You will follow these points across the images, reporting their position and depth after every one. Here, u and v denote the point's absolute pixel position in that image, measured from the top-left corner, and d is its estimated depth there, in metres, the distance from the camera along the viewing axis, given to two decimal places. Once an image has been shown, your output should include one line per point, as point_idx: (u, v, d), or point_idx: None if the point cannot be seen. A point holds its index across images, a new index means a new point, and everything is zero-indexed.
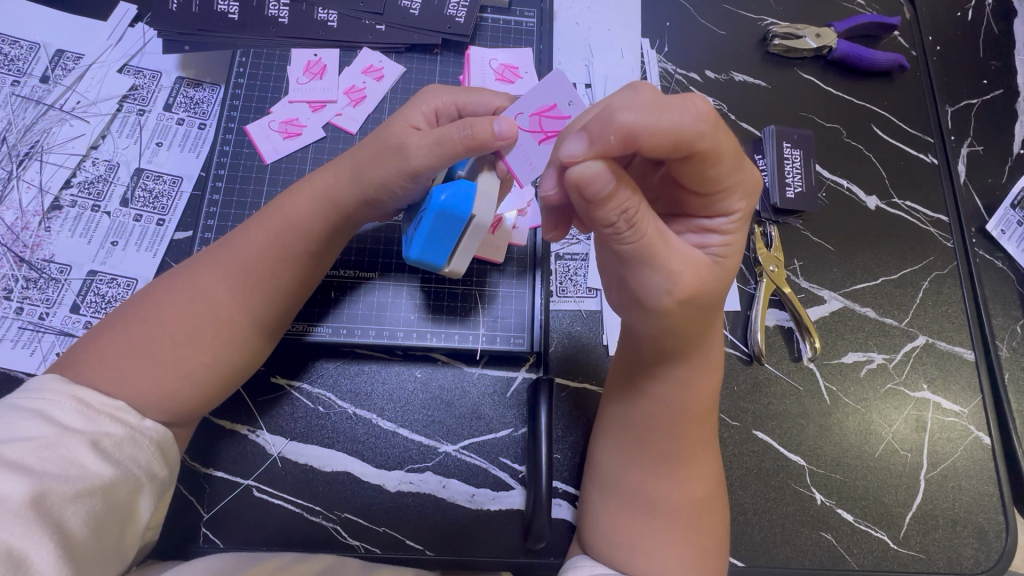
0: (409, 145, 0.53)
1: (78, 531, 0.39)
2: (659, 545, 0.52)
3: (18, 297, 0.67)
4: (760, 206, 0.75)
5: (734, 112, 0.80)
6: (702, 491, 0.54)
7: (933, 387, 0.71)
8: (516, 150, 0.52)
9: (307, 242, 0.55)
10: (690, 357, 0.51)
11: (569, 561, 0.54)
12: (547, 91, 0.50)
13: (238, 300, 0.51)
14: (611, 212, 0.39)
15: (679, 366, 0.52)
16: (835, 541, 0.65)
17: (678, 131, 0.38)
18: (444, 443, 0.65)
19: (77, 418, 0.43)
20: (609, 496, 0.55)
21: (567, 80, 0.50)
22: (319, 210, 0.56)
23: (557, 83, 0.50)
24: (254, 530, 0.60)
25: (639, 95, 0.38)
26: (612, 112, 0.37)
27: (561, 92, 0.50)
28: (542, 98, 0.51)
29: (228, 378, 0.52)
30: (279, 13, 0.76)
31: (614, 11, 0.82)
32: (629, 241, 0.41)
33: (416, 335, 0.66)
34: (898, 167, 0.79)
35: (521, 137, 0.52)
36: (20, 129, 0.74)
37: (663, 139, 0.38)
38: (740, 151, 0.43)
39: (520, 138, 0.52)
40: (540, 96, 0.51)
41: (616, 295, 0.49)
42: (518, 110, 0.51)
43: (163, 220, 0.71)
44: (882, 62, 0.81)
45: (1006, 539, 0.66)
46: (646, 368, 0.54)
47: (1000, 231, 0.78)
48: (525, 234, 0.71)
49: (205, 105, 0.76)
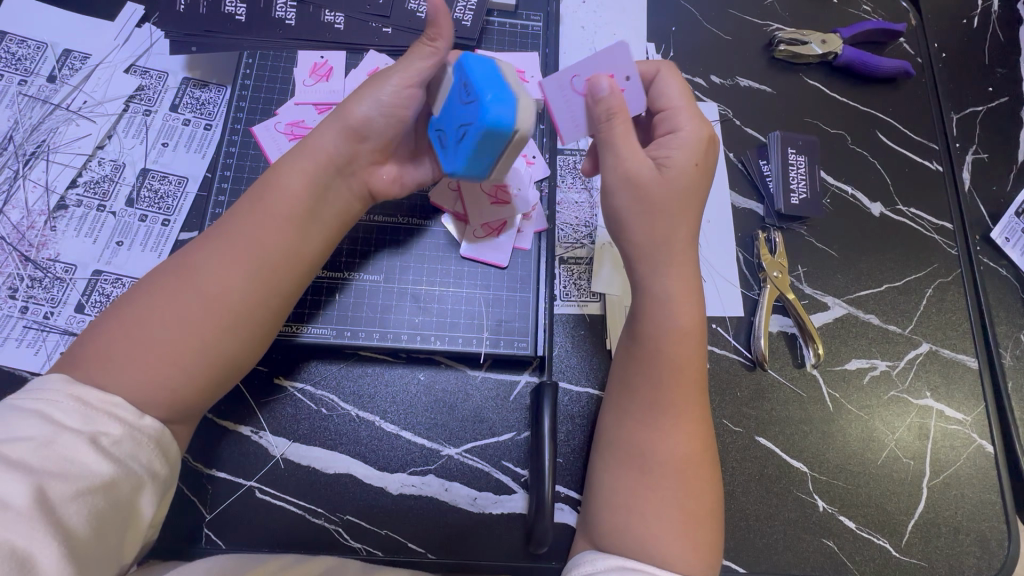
0: (410, 62, 0.55)
1: (79, 532, 0.39)
2: (659, 507, 0.50)
3: (23, 296, 0.67)
4: (765, 212, 0.76)
5: (739, 118, 0.80)
6: (703, 453, 0.53)
7: (935, 395, 0.71)
8: (563, 103, 0.58)
9: (301, 228, 0.53)
10: (691, 297, 0.56)
11: (573, 560, 0.51)
12: (610, 60, 0.56)
13: (229, 281, 0.49)
14: (600, 111, 0.55)
15: (688, 326, 0.55)
16: (837, 548, 0.65)
17: (678, 98, 0.58)
18: (447, 446, 0.65)
19: (76, 417, 0.42)
20: (610, 467, 0.54)
21: (628, 53, 0.57)
22: (310, 188, 0.54)
23: (619, 54, 0.56)
24: (256, 532, 0.60)
25: (673, 84, 0.58)
26: (659, 76, 0.59)
27: (620, 63, 0.57)
28: (604, 66, 0.57)
29: (225, 364, 0.50)
30: (286, 15, 0.75)
31: (620, 17, 0.83)
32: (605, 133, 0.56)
33: (420, 338, 0.66)
34: (904, 174, 0.79)
35: (575, 98, 0.57)
36: (27, 128, 0.74)
37: (676, 93, 0.58)
38: (696, 108, 0.58)
39: (572, 99, 0.57)
40: (598, 64, 0.57)
41: (655, 239, 0.55)
42: (575, 72, 0.57)
43: (168, 219, 0.71)
44: (888, 69, 0.81)
45: (1009, 548, 0.66)
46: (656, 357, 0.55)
47: (1004, 239, 0.78)
48: (531, 238, 0.70)
49: (210, 106, 0.77)
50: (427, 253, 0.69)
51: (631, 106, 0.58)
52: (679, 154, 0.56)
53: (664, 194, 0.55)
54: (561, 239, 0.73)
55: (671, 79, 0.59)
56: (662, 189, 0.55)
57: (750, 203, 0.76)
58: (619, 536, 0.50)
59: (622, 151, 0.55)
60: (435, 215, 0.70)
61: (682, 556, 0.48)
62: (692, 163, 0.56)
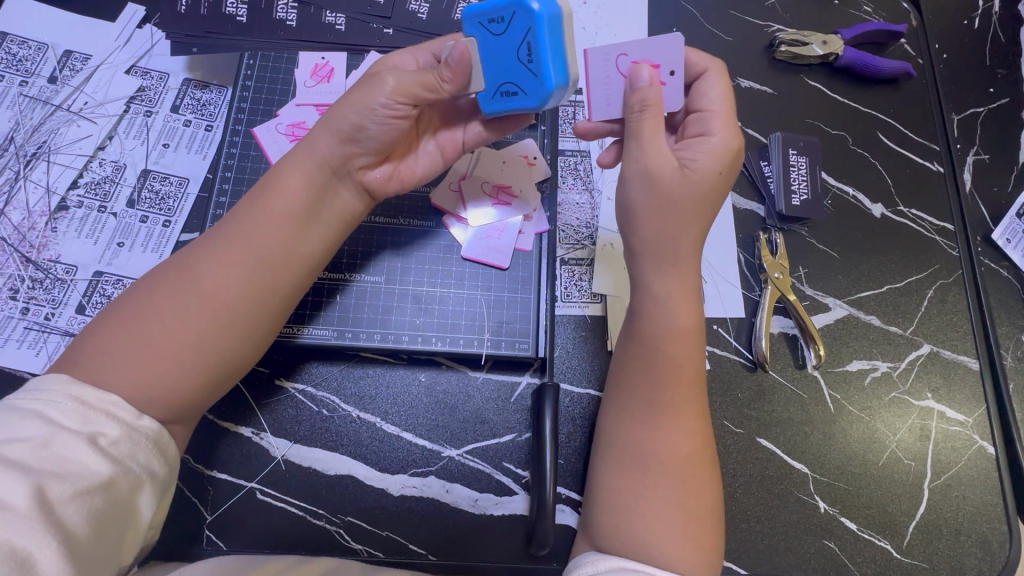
0: (406, 77, 0.54)
1: (79, 533, 0.39)
2: (660, 509, 0.50)
3: (24, 297, 0.67)
4: (766, 213, 0.76)
5: (739, 119, 0.80)
6: (704, 455, 0.53)
7: (936, 396, 0.71)
8: (602, 78, 0.57)
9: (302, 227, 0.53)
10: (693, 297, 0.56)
11: (574, 561, 0.51)
12: (660, 49, 0.56)
13: (227, 280, 0.49)
14: (637, 100, 0.54)
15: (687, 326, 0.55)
16: (838, 549, 0.65)
17: (716, 103, 0.56)
18: (448, 447, 0.65)
19: (73, 417, 0.42)
20: (612, 469, 0.54)
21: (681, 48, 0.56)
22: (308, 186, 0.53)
23: (670, 47, 0.55)
24: (256, 533, 0.60)
25: (716, 88, 0.56)
26: (703, 77, 0.57)
27: (670, 56, 0.56)
28: (653, 56, 0.56)
29: (225, 363, 0.50)
30: (287, 16, 0.76)
31: (621, 18, 0.83)
32: (636, 123, 0.55)
33: (421, 339, 0.66)
34: (905, 175, 0.79)
35: (615, 77, 0.56)
36: (28, 129, 0.74)
37: (716, 97, 0.56)
38: (732, 115, 0.56)
39: (614, 78, 0.56)
40: (648, 52, 0.56)
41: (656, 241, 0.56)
42: (621, 51, 0.56)
43: (169, 220, 0.71)
44: (888, 70, 0.81)
45: (1010, 550, 0.66)
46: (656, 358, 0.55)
47: (1005, 240, 0.78)
48: (532, 239, 0.70)
49: (211, 107, 0.77)
50: (428, 254, 0.69)
51: (668, 100, 0.57)
52: (704, 160, 0.54)
53: (670, 195, 0.54)
54: (563, 239, 0.73)
55: (714, 82, 0.57)
56: (674, 191, 0.54)
57: (751, 205, 0.76)
58: (620, 537, 0.50)
59: (648, 145, 0.54)
60: (436, 216, 0.70)
61: (683, 558, 0.48)
62: (715, 171, 0.55)
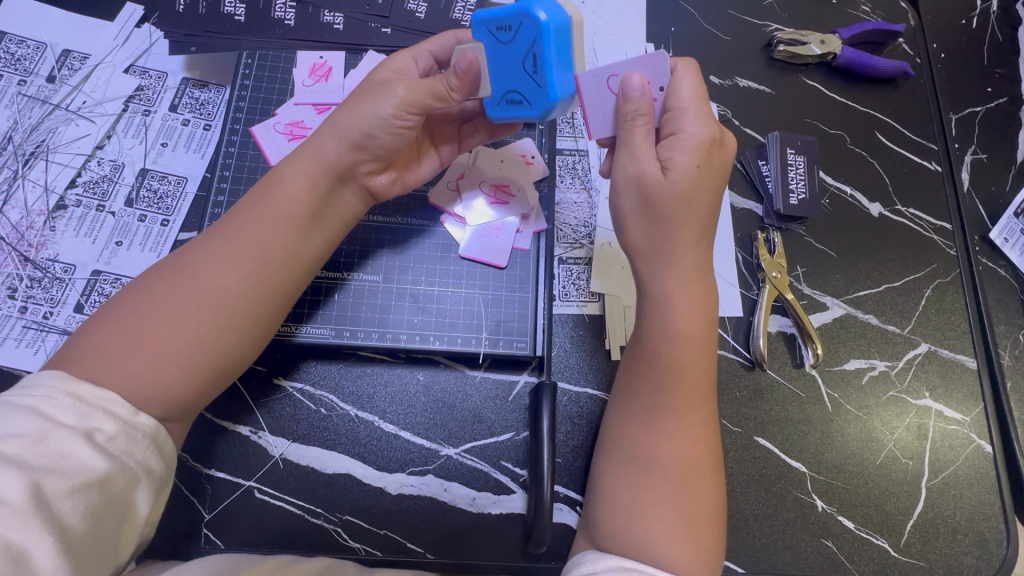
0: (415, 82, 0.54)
1: (76, 530, 0.39)
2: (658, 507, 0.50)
3: (22, 296, 0.67)
4: (764, 212, 0.76)
5: (738, 118, 0.80)
6: (702, 453, 0.53)
7: (934, 395, 0.71)
8: (598, 100, 0.56)
9: (301, 227, 0.53)
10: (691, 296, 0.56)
11: (572, 559, 0.51)
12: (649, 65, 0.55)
13: (226, 279, 0.49)
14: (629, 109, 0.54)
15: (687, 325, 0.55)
16: (836, 548, 0.65)
17: (687, 98, 0.54)
18: (445, 446, 0.65)
19: (70, 414, 0.42)
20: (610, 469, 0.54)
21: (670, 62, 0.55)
22: (308, 185, 0.53)
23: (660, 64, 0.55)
24: (254, 531, 0.60)
25: (685, 82, 0.55)
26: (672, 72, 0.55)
27: (658, 73, 0.55)
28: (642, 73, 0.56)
29: (224, 361, 0.50)
30: (285, 15, 0.76)
31: (619, 17, 0.83)
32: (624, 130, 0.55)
33: (419, 338, 0.66)
34: (903, 174, 0.79)
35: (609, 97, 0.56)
36: (26, 128, 0.74)
37: (686, 92, 0.54)
38: (705, 109, 0.55)
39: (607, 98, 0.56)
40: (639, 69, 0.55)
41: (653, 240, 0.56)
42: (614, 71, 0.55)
43: (167, 220, 0.71)
44: (887, 69, 0.81)
45: (1007, 548, 0.66)
46: (654, 356, 0.55)
47: (1003, 239, 0.79)
48: (529, 238, 0.70)
49: (210, 106, 0.77)
50: (426, 253, 0.69)
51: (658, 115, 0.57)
52: (684, 160, 0.54)
53: (667, 196, 0.54)
54: (561, 238, 0.74)
55: (684, 75, 0.55)
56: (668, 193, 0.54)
57: (749, 204, 0.76)
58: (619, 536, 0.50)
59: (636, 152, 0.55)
60: (434, 215, 0.70)
61: (680, 555, 0.48)
62: (694, 167, 0.54)
